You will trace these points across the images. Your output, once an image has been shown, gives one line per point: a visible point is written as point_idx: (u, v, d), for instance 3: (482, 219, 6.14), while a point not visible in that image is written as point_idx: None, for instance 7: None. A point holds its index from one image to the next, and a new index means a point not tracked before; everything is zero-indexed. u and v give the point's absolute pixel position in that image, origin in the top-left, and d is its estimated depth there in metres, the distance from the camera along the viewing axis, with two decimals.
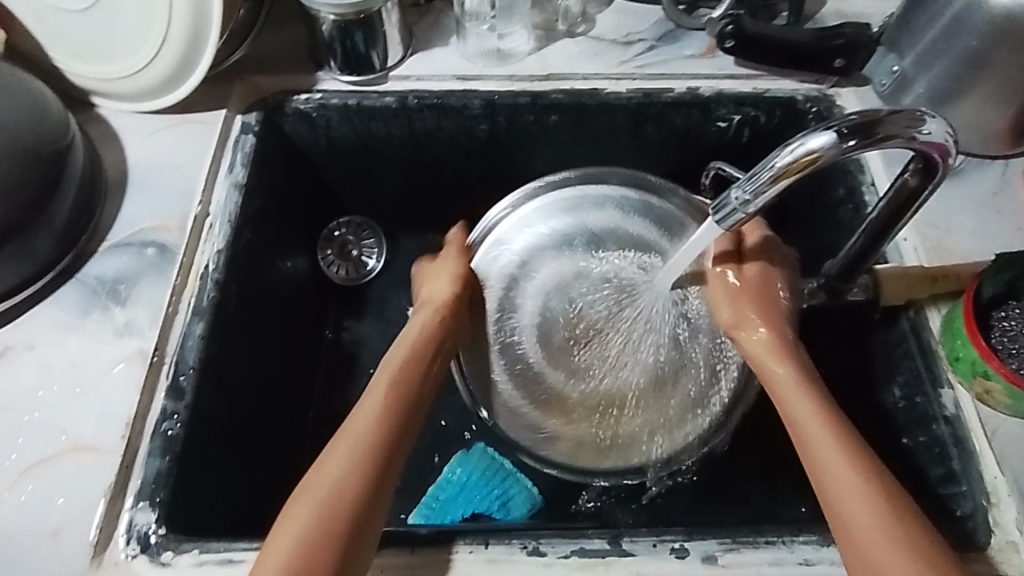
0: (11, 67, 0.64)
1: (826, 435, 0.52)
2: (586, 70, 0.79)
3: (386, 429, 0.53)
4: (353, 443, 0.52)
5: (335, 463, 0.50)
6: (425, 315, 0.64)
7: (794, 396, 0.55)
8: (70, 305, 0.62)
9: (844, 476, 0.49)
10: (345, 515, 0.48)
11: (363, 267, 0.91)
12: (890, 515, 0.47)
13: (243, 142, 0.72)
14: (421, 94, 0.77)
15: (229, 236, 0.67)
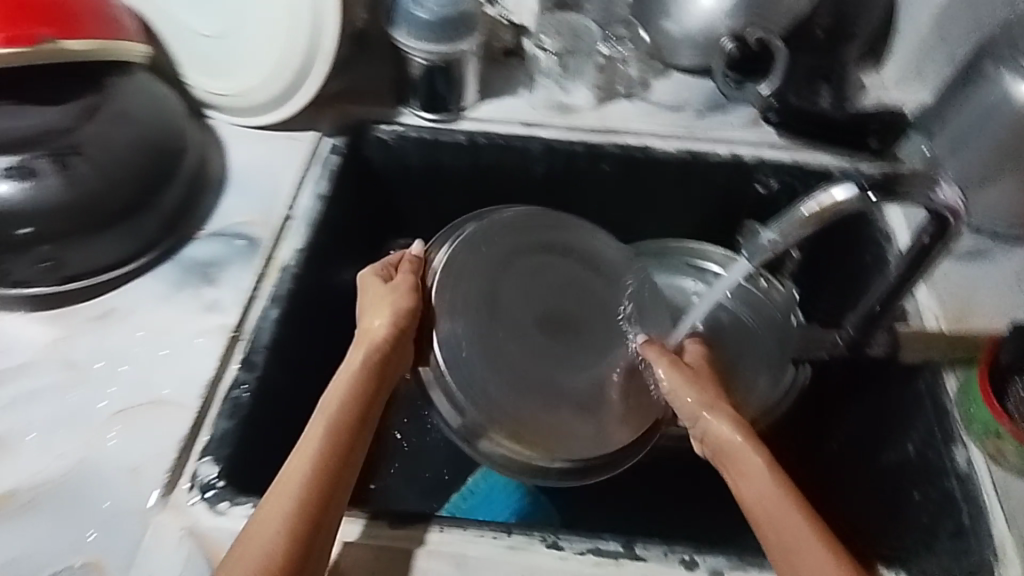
0: (148, 76, 0.74)
1: (772, 490, 0.55)
2: (639, 128, 0.88)
3: (337, 454, 0.55)
4: (309, 464, 0.54)
5: (281, 494, 0.52)
6: (365, 348, 0.63)
7: (748, 460, 0.59)
8: (166, 280, 0.70)
9: (791, 536, 0.52)
10: (307, 532, 0.50)
11: None
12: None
13: (330, 160, 0.82)
14: (491, 135, 0.86)
15: (308, 238, 0.75)
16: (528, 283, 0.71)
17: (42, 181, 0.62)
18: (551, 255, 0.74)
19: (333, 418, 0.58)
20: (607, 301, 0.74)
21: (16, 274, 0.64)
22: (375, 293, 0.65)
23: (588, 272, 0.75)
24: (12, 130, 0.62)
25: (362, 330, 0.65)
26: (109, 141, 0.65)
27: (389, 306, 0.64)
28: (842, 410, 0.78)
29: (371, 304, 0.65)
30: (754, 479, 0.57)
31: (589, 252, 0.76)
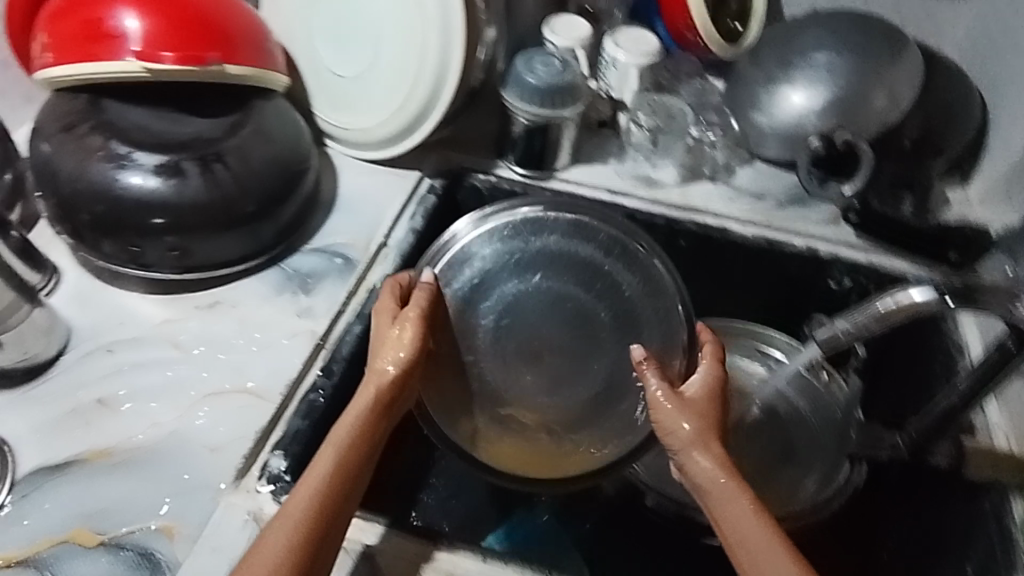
0: (284, 102, 0.83)
1: (756, 527, 0.54)
2: (720, 210, 0.92)
3: (333, 493, 0.55)
4: (303, 507, 0.54)
5: (275, 536, 0.52)
6: (371, 391, 0.61)
7: (733, 502, 0.56)
8: (269, 284, 0.77)
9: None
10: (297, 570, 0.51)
11: None
12: None
13: (426, 198, 0.88)
14: (578, 197, 0.91)
15: (398, 265, 0.81)
16: (518, 293, 0.68)
17: (187, 181, 0.70)
18: (538, 262, 0.68)
19: (334, 458, 0.57)
20: (601, 319, 0.67)
21: (146, 257, 0.72)
22: (385, 333, 0.64)
23: (581, 287, 0.68)
24: (172, 134, 0.71)
25: (370, 367, 0.63)
26: (247, 154, 0.73)
27: (406, 350, 0.62)
28: (897, 517, 0.77)
29: (385, 348, 0.63)
30: (741, 521, 0.55)
31: (583, 264, 0.68)
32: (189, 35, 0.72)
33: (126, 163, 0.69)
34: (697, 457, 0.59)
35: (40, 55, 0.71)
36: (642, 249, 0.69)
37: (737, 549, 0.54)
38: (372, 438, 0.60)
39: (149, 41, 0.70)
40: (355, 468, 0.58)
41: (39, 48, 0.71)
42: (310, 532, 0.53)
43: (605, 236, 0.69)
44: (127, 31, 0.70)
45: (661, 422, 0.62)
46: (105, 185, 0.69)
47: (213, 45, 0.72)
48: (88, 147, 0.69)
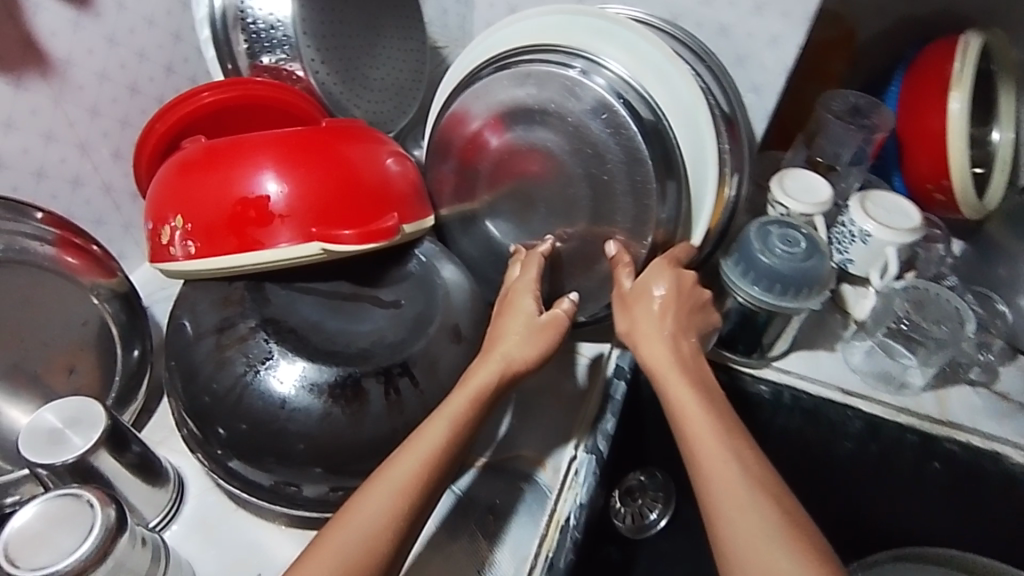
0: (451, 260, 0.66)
1: (709, 427, 0.53)
2: (991, 431, 0.72)
3: (444, 459, 0.50)
4: (407, 471, 0.48)
5: (376, 497, 0.47)
6: (490, 369, 0.55)
7: (697, 418, 0.54)
8: (442, 521, 0.62)
9: (752, 509, 0.48)
10: (388, 540, 0.46)
11: (645, 518, 0.88)
12: (783, 529, 0.47)
13: (615, 386, 0.71)
14: (801, 395, 0.75)
15: (591, 490, 0.64)
16: (525, 145, 0.69)
17: (368, 407, 0.54)
18: (554, 134, 0.67)
19: (451, 430, 0.51)
20: (582, 193, 0.68)
21: (299, 494, 0.56)
22: (517, 310, 0.59)
23: (585, 165, 0.67)
24: (351, 336, 0.57)
25: (491, 347, 0.57)
26: (437, 363, 0.57)
27: (537, 348, 0.57)
28: None
29: (515, 331, 0.58)
30: (715, 445, 0.52)
31: (597, 151, 0.66)
32: (357, 197, 0.58)
33: (267, 366, 0.54)
34: (651, 345, 0.59)
35: (178, 245, 0.55)
36: (671, 189, 0.66)
37: (705, 469, 0.51)
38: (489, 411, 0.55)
39: (298, 210, 0.55)
40: (471, 429, 0.53)
41: (178, 233, 0.55)
42: (414, 497, 0.48)
43: (630, 143, 0.64)
44: (266, 195, 0.55)
45: (633, 335, 0.61)
46: (269, 410, 0.53)
47: (387, 206, 0.59)
48: (246, 354, 0.54)
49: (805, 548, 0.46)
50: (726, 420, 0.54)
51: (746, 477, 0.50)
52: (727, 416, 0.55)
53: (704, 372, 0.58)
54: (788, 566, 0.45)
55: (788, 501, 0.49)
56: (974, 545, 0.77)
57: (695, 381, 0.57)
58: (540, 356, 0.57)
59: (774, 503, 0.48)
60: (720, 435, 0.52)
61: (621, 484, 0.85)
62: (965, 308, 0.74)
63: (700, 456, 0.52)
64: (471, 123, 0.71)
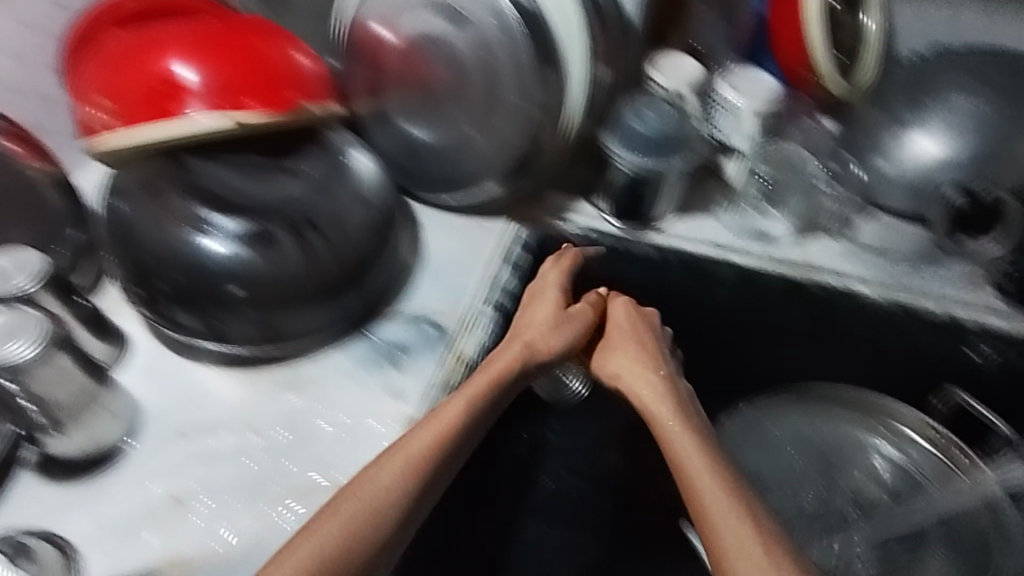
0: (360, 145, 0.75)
1: (684, 438, 0.64)
2: (844, 270, 0.83)
3: (454, 440, 0.61)
4: (425, 441, 0.59)
5: (389, 471, 0.56)
6: (515, 353, 0.69)
7: (687, 450, 0.63)
8: (355, 358, 0.70)
9: (714, 494, 0.58)
10: (398, 500, 0.56)
11: None
12: (737, 508, 0.56)
13: (517, 256, 0.83)
14: (682, 253, 0.85)
15: (495, 334, 0.75)
16: (422, 39, 0.77)
17: (282, 251, 0.65)
18: (444, 25, 0.75)
19: (465, 415, 0.62)
20: (475, 80, 0.76)
21: (228, 333, 0.66)
22: (541, 308, 0.74)
23: (474, 50, 0.74)
24: (259, 198, 0.65)
25: (519, 336, 0.71)
26: (342, 221, 0.67)
27: (563, 336, 0.73)
28: None
29: (542, 323, 0.73)
30: (704, 474, 0.60)
31: (482, 38, 0.74)
32: (262, 79, 0.66)
33: (206, 230, 0.64)
34: (624, 368, 0.73)
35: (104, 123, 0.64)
36: (548, 72, 0.73)
37: (696, 487, 0.59)
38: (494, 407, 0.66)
39: (208, 90, 0.64)
40: (478, 424, 0.63)
41: (106, 114, 0.64)
42: (416, 480, 0.57)
43: (510, 28, 0.72)
44: (183, 79, 0.64)
45: (620, 379, 0.73)
46: (192, 260, 0.63)
47: (289, 87, 0.67)
48: (180, 216, 0.64)
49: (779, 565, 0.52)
50: (695, 432, 0.65)
51: (730, 502, 0.57)
52: (718, 453, 0.63)
53: (676, 394, 0.70)
54: (747, 538, 0.54)
55: (769, 526, 0.56)
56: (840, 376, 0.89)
57: (673, 407, 0.68)
58: (557, 346, 0.72)
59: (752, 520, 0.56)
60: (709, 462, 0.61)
61: None
62: (815, 169, 0.86)
63: (676, 455, 0.63)
64: (371, 27, 0.80)
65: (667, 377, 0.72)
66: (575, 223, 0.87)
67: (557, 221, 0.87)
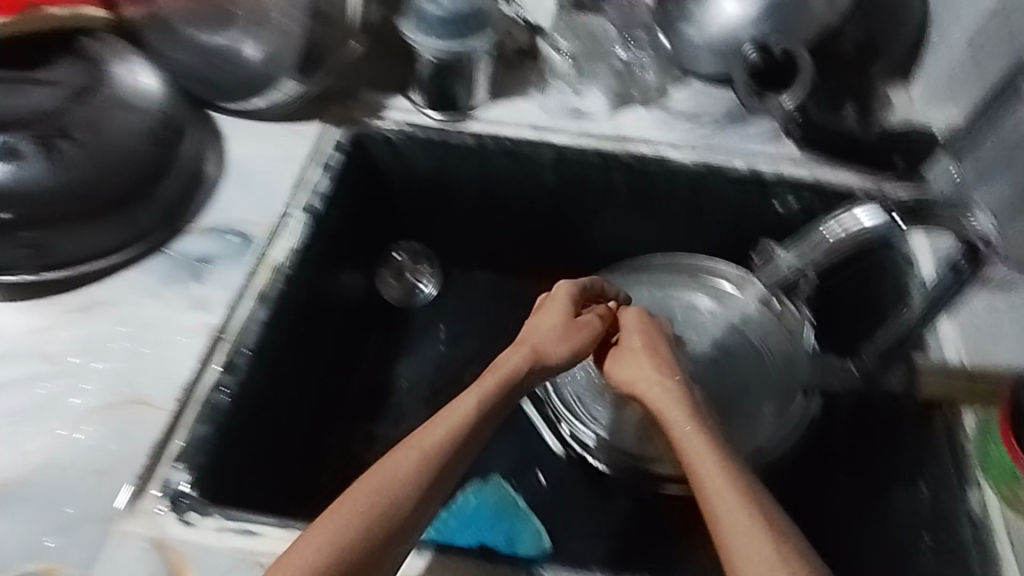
0: (134, 50, 0.76)
1: (706, 449, 0.55)
2: (655, 138, 0.84)
3: (434, 464, 0.55)
4: (410, 469, 0.54)
5: (387, 473, 0.53)
6: (522, 357, 0.65)
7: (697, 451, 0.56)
8: (156, 274, 0.69)
9: (735, 513, 0.49)
10: (364, 551, 0.49)
11: (415, 291, 0.98)
12: (761, 527, 0.48)
13: (333, 158, 0.80)
14: (500, 138, 0.84)
15: (304, 237, 0.73)
16: None
17: (26, 163, 0.63)
18: None
19: (441, 440, 0.56)
20: None
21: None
22: (549, 314, 0.70)
23: None
24: (6, 107, 0.66)
25: (526, 340, 0.68)
26: (100, 125, 0.67)
27: (569, 342, 0.68)
28: (847, 456, 0.74)
29: (551, 329, 0.68)
30: (714, 473, 0.53)
31: None
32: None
33: None
34: (638, 374, 0.67)
35: None
36: None
37: (710, 502, 0.51)
38: (470, 442, 0.58)
39: None
40: (461, 454, 0.57)
41: None
42: (411, 492, 0.53)
43: None
44: None
45: (634, 387, 0.67)
46: None
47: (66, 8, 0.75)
48: None
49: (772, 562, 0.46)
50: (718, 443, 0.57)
51: (759, 518, 0.49)
52: (735, 457, 0.56)
53: (695, 401, 0.63)
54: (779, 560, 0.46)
55: (785, 519, 0.50)
56: (673, 247, 0.91)
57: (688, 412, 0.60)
58: (575, 350, 0.68)
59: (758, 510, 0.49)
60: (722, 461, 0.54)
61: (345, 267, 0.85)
62: (614, 46, 0.89)
63: (697, 467, 0.54)
64: None
65: (687, 385, 0.64)
66: (391, 120, 0.85)
67: (371, 121, 0.85)
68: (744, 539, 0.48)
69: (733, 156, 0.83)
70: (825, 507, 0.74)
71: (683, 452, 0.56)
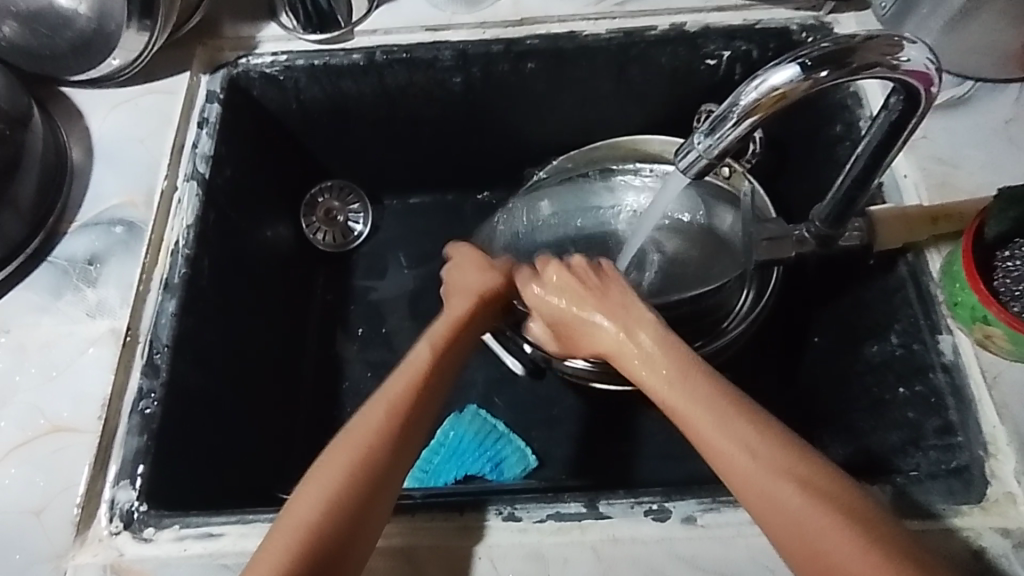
0: None
1: (718, 417, 0.49)
2: (562, 11, 0.74)
3: (405, 416, 0.52)
4: (380, 416, 0.52)
5: (360, 431, 0.51)
6: (462, 302, 0.63)
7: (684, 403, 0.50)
8: (43, 288, 0.63)
9: (773, 484, 0.45)
10: (347, 507, 0.47)
11: (350, 232, 0.90)
12: (800, 494, 0.44)
13: (209, 111, 0.71)
14: (390, 48, 0.74)
15: (198, 211, 0.67)
16: None
17: None
18: None
19: (408, 389, 0.54)
20: None
21: None
22: (465, 265, 0.67)
23: None
24: None
25: (454, 288, 0.66)
26: None
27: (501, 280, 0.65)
28: (818, 308, 0.72)
29: (473, 272, 0.66)
30: (731, 441, 0.47)
31: None
32: None
33: None
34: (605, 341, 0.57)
35: None
36: None
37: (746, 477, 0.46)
38: (433, 392, 0.55)
39: None
40: (423, 399, 0.54)
41: None
42: (386, 444, 0.51)
43: None
44: None
45: (575, 327, 0.60)
46: None
47: None
48: None
49: (813, 517, 0.43)
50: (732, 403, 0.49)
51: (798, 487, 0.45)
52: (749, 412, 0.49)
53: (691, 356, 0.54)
54: (825, 523, 0.43)
55: (818, 474, 0.45)
56: (609, 124, 0.83)
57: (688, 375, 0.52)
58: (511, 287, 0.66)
59: (764, 443, 0.46)
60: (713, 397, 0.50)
61: (264, 227, 0.78)
62: None
63: (709, 437, 0.48)
64: None
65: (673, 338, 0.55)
66: (263, 53, 0.74)
67: (241, 58, 0.74)
68: (758, 476, 0.45)
69: (655, 22, 0.73)
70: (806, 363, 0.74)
71: (696, 424, 0.49)
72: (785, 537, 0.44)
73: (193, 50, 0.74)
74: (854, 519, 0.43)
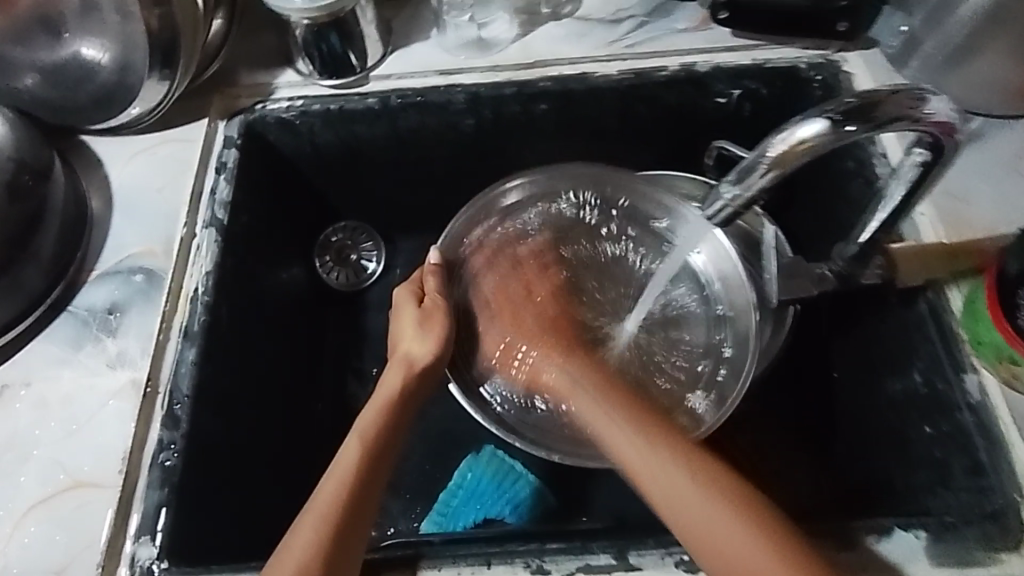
0: None
1: (637, 446, 0.56)
2: (573, 54, 0.75)
3: (360, 478, 0.55)
4: (332, 487, 0.54)
5: (324, 496, 0.53)
6: (395, 373, 0.63)
7: (615, 431, 0.58)
8: (63, 339, 0.62)
9: (693, 504, 0.52)
10: None
11: (363, 271, 0.90)
12: (719, 509, 0.51)
13: (226, 158, 0.72)
14: (405, 92, 0.75)
15: (217, 258, 0.67)
16: None
17: None
18: None
19: (361, 454, 0.56)
20: None
21: None
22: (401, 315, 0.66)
23: None
24: None
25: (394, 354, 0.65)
26: None
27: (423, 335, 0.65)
28: (834, 343, 0.72)
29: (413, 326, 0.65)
30: (656, 462, 0.55)
31: None
32: None
33: None
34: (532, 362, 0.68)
35: None
36: None
37: (672, 498, 0.53)
38: (384, 456, 0.57)
39: None
40: (374, 468, 0.56)
41: None
42: (342, 513, 0.52)
43: None
44: None
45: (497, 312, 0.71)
46: None
47: None
48: None
49: (735, 532, 0.50)
50: (659, 435, 0.57)
51: (715, 502, 0.52)
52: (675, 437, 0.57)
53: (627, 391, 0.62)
54: (733, 533, 0.50)
55: (736, 490, 0.53)
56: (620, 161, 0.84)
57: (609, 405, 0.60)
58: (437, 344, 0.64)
59: (677, 458, 0.55)
60: (618, 403, 0.60)
61: (280, 270, 0.79)
62: None
63: (642, 457, 0.55)
64: None
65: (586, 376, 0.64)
66: (279, 99, 0.75)
67: (258, 105, 0.75)
68: (676, 493, 0.53)
69: (664, 63, 0.74)
70: (823, 399, 0.74)
71: (622, 450, 0.57)
72: (702, 546, 0.50)
73: (209, 97, 0.75)
74: (768, 535, 0.50)
